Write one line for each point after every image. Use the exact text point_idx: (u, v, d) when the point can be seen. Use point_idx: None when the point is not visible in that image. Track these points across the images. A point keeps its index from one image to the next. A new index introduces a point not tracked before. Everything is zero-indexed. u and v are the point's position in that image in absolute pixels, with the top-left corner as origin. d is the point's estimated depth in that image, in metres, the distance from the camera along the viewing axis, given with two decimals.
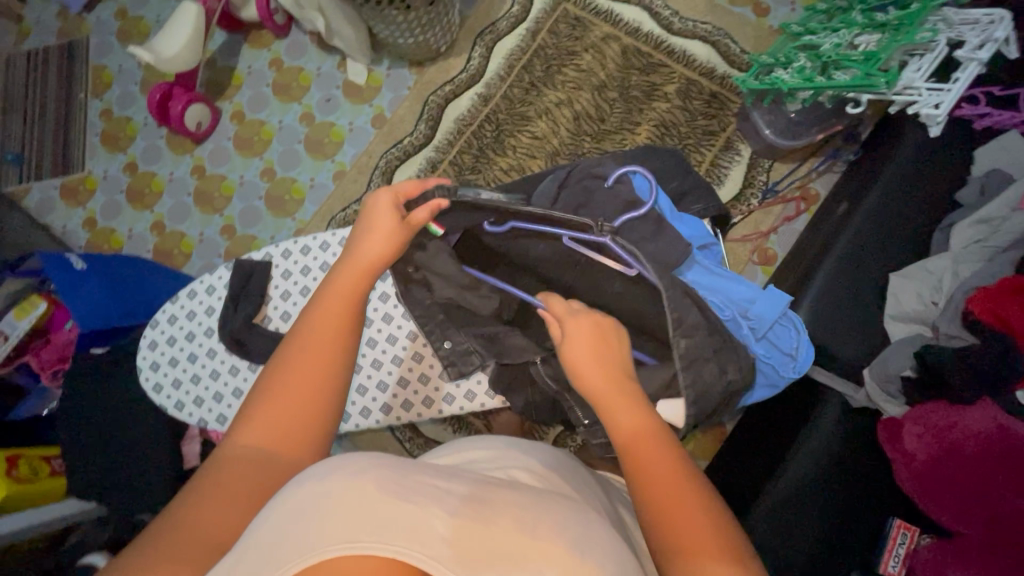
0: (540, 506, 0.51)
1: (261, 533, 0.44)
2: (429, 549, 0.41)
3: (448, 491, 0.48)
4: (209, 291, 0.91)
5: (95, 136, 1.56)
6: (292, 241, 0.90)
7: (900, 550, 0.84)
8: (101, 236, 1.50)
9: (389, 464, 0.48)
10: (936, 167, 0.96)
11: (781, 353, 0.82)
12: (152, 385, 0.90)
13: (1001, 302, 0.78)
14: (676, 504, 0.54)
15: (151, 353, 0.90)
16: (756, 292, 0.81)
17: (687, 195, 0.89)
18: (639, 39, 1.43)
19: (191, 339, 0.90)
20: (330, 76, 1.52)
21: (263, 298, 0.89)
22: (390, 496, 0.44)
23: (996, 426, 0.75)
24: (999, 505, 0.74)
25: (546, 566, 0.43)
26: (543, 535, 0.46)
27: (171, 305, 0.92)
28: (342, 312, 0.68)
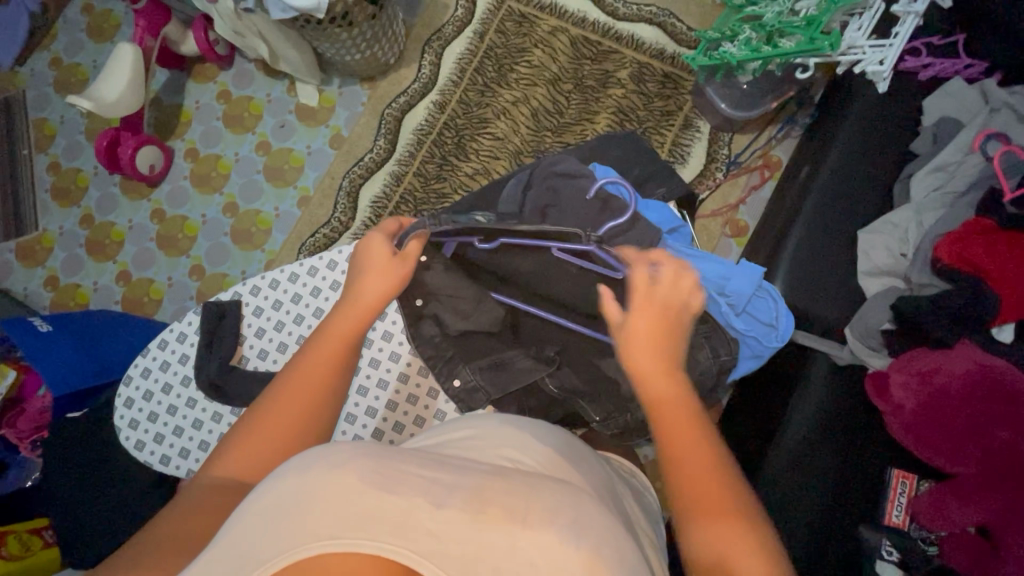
0: (530, 489, 0.52)
1: (245, 534, 0.46)
2: (413, 544, 0.44)
3: (436, 480, 0.50)
4: (180, 339, 0.89)
5: (45, 193, 1.51)
6: (260, 277, 0.88)
7: (902, 499, 0.85)
8: (65, 293, 1.45)
9: (373, 457, 0.50)
10: (889, 120, 0.98)
11: (762, 325, 0.82)
12: (134, 442, 0.87)
13: (966, 244, 0.82)
14: (699, 466, 0.59)
15: (129, 411, 0.87)
16: (730, 268, 0.81)
17: (651, 180, 0.89)
18: (587, 28, 1.43)
19: (168, 391, 0.88)
20: (282, 102, 1.49)
21: (238, 338, 0.87)
22: (371, 489, 0.47)
23: (976, 366, 0.78)
24: (991, 440, 0.75)
25: (531, 550, 0.46)
26: (532, 524, 0.47)
27: (142, 358, 0.89)
28: (336, 358, 0.72)
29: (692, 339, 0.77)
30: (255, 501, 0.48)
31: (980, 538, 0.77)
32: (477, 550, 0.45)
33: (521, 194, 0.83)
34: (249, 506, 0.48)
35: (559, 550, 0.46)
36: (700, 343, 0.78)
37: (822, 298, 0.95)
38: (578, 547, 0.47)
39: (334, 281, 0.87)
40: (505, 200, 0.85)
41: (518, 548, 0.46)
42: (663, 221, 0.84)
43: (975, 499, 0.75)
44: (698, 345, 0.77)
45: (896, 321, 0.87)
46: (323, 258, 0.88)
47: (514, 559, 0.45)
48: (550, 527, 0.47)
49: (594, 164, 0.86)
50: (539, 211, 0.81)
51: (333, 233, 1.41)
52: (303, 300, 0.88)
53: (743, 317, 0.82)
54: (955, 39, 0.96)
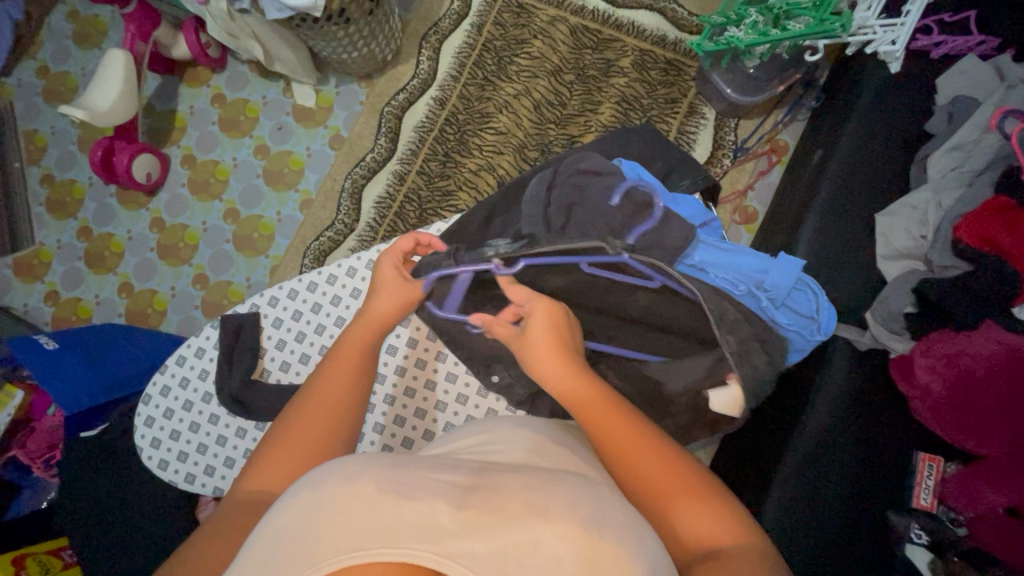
0: (548, 484, 0.51)
1: (268, 549, 0.45)
2: (438, 547, 0.43)
3: (449, 483, 0.49)
4: (199, 354, 0.87)
5: (40, 206, 1.48)
6: (277, 288, 0.87)
7: (930, 482, 0.84)
8: (67, 308, 1.43)
9: (388, 467, 0.49)
10: (903, 99, 0.97)
11: (803, 318, 0.81)
12: (158, 462, 0.86)
13: (987, 225, 0.81)
14: (640, 462, 0.60)
15: (149, 430, 0.86)
16: (767, 262, 0.80)
17: (672, 172, 0.88)
18: (586, 17, 1.41)
19: (189, 408, 0.86)
20: (278, 103, 1.46)
21: (258, 352, 0.85)
22: (392, 497, 0.46)
23: (1002, 347, 0.77)
24: (1019, 422, 0.76)
25: (559, 544, 0.44)
26: (555, 516, 0.46)
27: (161, 375, 0.87)
28: (351, 370, 0.71)
29: (745, 347, 0.75)
30: (277, 518, 0.47)
31: (1012, 521, 0.77)
32: (500, 547, 0.43)
33: (545, 195, 0.80)
34: (273, 522, 0.48)
35: (582, 540, 0.45)
36: (755, 347, 0.75)
37: (841, 285, 0.94)
38: (601, 536, 0.46)
39: (354, 289, 0.86)
40: (527, 201, 0.81)
41: (541, 541, 0.44)
42: (693, 213, 0.83)
43: (1004, 481, 0.75)
44: (753, 349, 0.75)
45: (919, 304, 0.86)
46: (335, 270, 0.86)
47: (538, 554, 0.44)
48: (572, 519, 0.46)
49: (620, 159, 0.84)
50: (564, 212, 0.79)
51: (338, 236, 1.39)
52: (322, 309, 0.86)
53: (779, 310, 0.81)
54: (966, 16, 0.95)
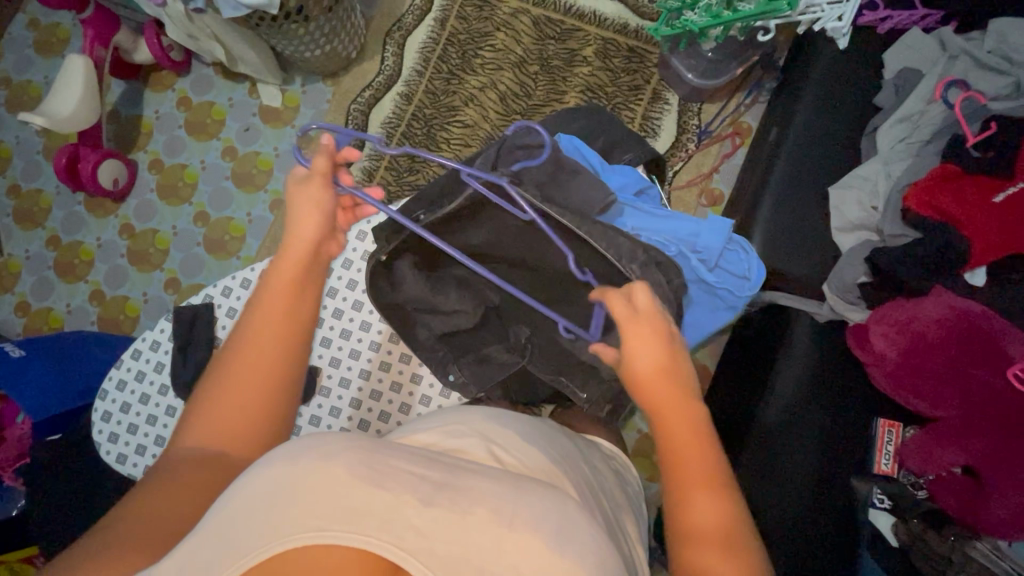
0: (516, 489, 0.52)
1: (230, 522, 0.45)
2: (401, 542, 0.44)
3: (421, 478, 0.50)
4: (154, 347, 0.87)
5: (8, 217, 1.46)
6: (230, 278, 0.87)
7: (890, 447, 0.87)
8: (38, 318, 1.42)
9: (359, 446, 0.50)
10: (853, 75, 0.98)
11: (735, 278, 0.83)
12: (116, 457, 0.86)
13: (934, 192, 0.83)
14: (693, 451, 0.61)
15: (107, 425, 0.86)
16: (699, 224, 0.82)
17: (615, 147, 0.89)
18: (549, 8, 1.42)
19: (146, 401, 0.86)
20: (244, 105, 1.46)
21: (213, 342, 0.85)
22: (361, 482, 0.46)
23: (952, 311, 0.79)
24: (971, 383, 0.77)
25: (522, 561, 0.46)
26: (519, 528, 0.47)
27: (116, 370, 0.87)
28: (264, 340, 0.66)
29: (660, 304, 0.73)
30: (247, 486, 0.48)
31: (964, 478, 0.79)
32: (461, 549, 0.45)
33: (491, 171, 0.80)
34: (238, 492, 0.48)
35: (544, 561, 0.46)
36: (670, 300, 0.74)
37: (800, 258, 0.95)
38: (563, 555, 0.46)
39: None
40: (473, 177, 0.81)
41: (504, 554, 0.46)
42: (629, 182, 0.85)
43: (959, 440, 0.76)
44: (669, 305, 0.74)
45: (873, 273, 0.87)
46: None
47: (499, 564, 0.45)
48: (536, 535, 0.47)
49: (560, 134, 0.86)
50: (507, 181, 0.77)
51: None
52: None
53: (715, 272, 0.83)
54: None
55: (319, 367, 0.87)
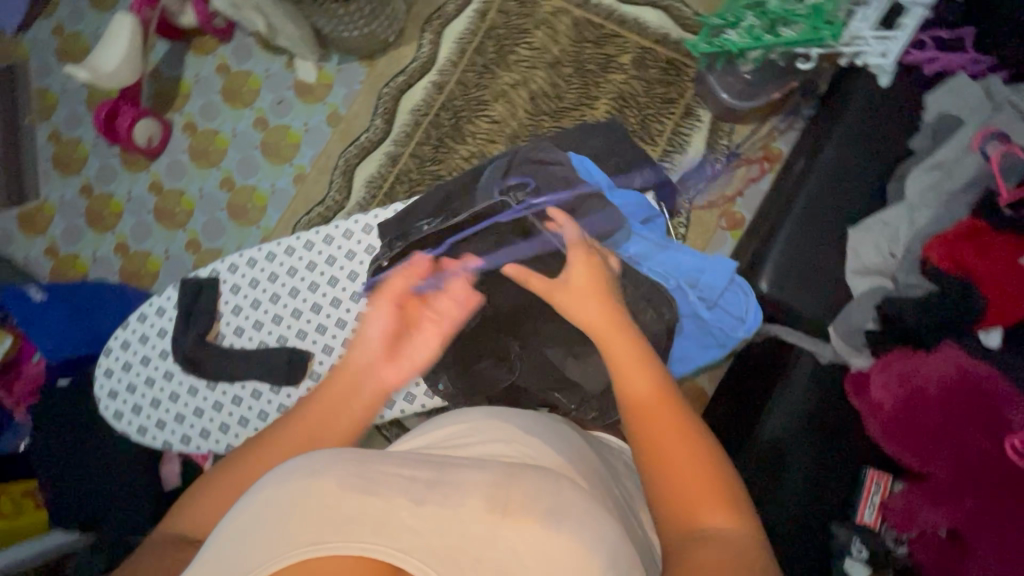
0: (512, 480, 0.54)
1: (231, 542, 0.46)
2: (396, 542, 0.46)
3: (407, 476, 0.52)
4: (159, 313, 0.91)
5: (47, 162, 1.52)
6: (238, 255, 0.90)
7: (875, 498, 0.85)
8: (65, 263, 1.48)
9: (352, 461, 0.51)
10: (890, 114, 0.95)
11: (731, 317, 0.83)
12: (113, 412, 0.91)
13: (957, 247, 0.81)
14: (682, 463, 0.59)
15: (108, 380, 0.90)
16: (704, 261, 0.83)
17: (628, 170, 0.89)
18: (591, 10, 1.40)
19: (146, 363, 0.90)
20: (280, 77, 1.48)
21: (214, 316, 0.88)
22: (352, 493, 0.48)
23: (958, 369, 0.76)
24: (966, 446, 0.75)
25: (518, 543, 0.48)
26: (517, 513, 0.50)
27: (122, 330, 0.92)
28: (335, 405, 0.67)
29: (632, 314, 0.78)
30: (242, 510, 0.49)
31: (949, 540, 0.76)
32: (452, 541, 0.47)
33: (501, 182, 0.85)
34: (237, 513, 0.49)
35: (544, 536, 0.49)
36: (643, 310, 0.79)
37: (808, 297, 0.93)
38: (558, 531, 0.49)
39: (310, 259, 0.88)
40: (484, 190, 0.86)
41: (500, 539, 0.48)
42: (637, 210, 0.85)
43: (945, 501, 0.75)
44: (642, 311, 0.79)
45: (880, 321, 0.86)
46: (293, 241, 0.89)
47: (496, 549, 0.48)
48: (535, 522, 0.49)
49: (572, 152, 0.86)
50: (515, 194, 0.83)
51: (328, 212, 1.42)
52: (279, 278, 0.89)
53: (713, 310, 0.83)
54: (963, 33, 0.93)
55: (312, 352, 0.88)
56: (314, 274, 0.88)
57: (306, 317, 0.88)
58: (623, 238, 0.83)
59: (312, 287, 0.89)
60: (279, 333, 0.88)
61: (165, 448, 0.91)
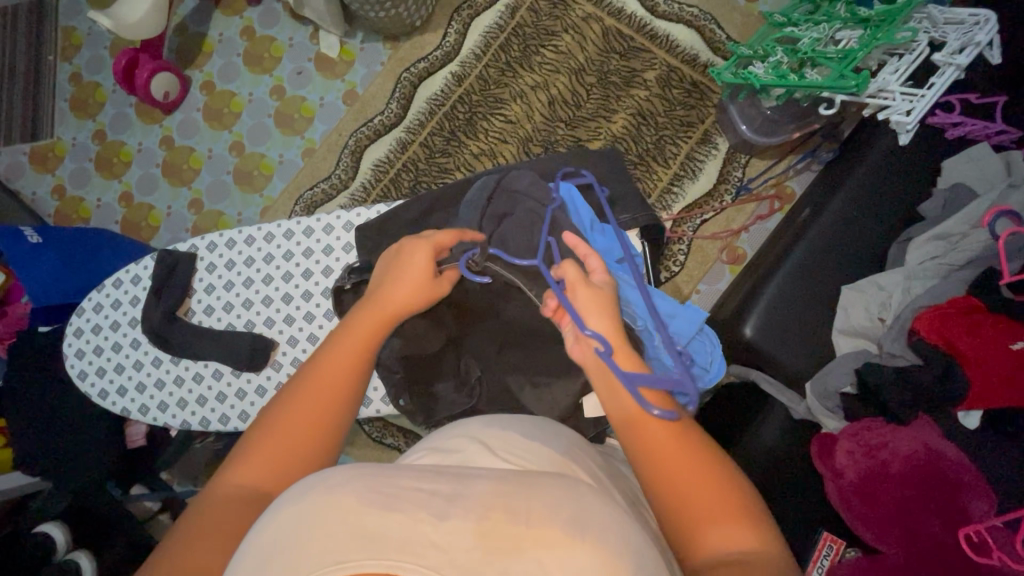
0: (526, 486, 0.48)
1: (259, 561, 0.42)
2: (425, 559, 0.40)
3: (432, 492, 0.46)
4: (134, 281, 0.94)
5: (64, 102, 1.53)
6: (218, 235, 0.93)
7: (825, 562, 0.82)
8: (70, 205, 1.49)
9: (369, 476, 0.47)
10: (903, 175, 0.93)
11: (695, 368, 0.81)
12: (78, 371, 0.95)
13: (948, 324, 0.78)
14: (697, 489, 0.57)
15: (77, 340, 0.95)
16: (676, 308, 0.81)
17: (617, 203, 0.88)
18: (622, 21, 1.37)
19: (116, 328, 0.94)
20: (303, 48, 1.47)
21: (187, 291, 0.91)
22: (373, 508, 0.43)
23: (924, 448, 0.76)
24: (918, 527, 0.74)
25: (541, 553, 0.41)
26: (535, 521, 0.43)
27: (98, 293, 0.95)
28: (358, 366, 0.69)
29: None
30: (271, 527, 0.45)
31: None
32: (479, 558, 0.41)
33: (483, 201, 0.83)
34: (269, 527, 0.45)
35: (566, 548, 0.42)
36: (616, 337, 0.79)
37: (786, 350, 0.92)
38: (583, 537, 0.43)
39: (287, 249, 0.90)
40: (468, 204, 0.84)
41: (524, 549, 0.41)
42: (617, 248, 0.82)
43: None
44: None
45: (858, 386, 0.84)
46: (271, 229, 0.91)
47: (523, 560, 0.41)
48: (554, 526, 0.43)
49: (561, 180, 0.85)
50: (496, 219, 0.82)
51: (332, 190, 1.41)
52: (254, 263, 0.91)
53: (678, 358, 0.81)
54: (994, 101, 0.89)
55: (276, 341, 0.90)
56: (289, 264, 0.90)
57: (276, 306, 0.90)
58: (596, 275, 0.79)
59: (286, 277, 0.91)
60: (248, 317, 0.91)
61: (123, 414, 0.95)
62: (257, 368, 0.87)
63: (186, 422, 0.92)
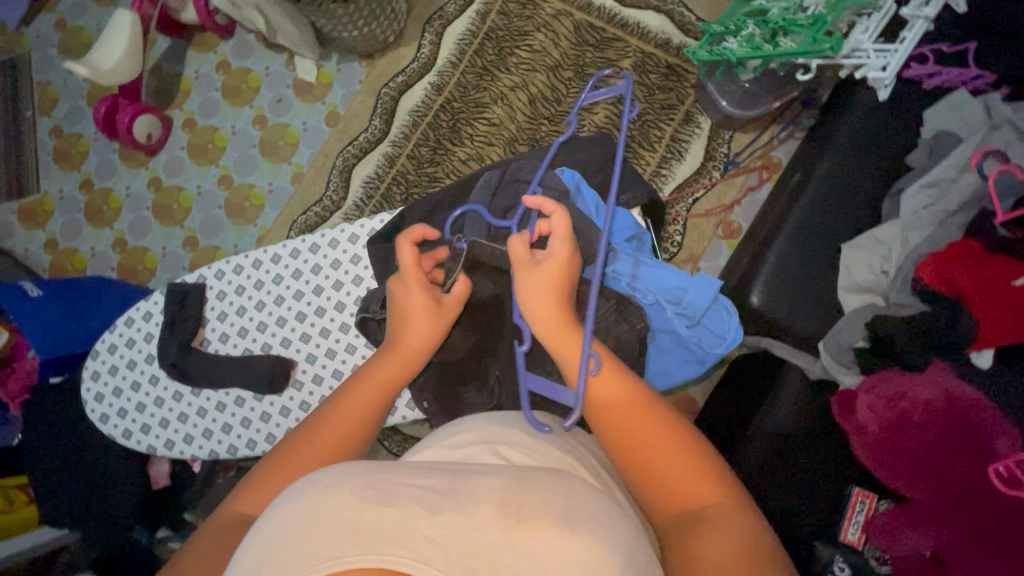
0: (521, 482, 0.50)
1: (256, 558, 0.43)
2: (417, 552, 0.41)
3: (426, 488, 0.47)
4: (146, 317, 0.94)
5: (47, 156, 1.53)
6: (224, 261, 0.93)
7: (859, 518, 0.83)
8: (64, 257, 1.49)
9: (364, 475, 0.48)
10: (886, 130, 0.94)
11: (712, 335, 0.84)
12: (99, 414, 0.95)
13: (949, 268, 0.79)
14: (678, 480, 0.60)
15: (95, 383, 0.95)
16: (687, 279, 0.81)
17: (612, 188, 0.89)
18: (592, 13, 1.39)
19: (132, 366, 0.94)
20: (280, 76, 1.48)
21: (200, 321, 0.91)
22: (369, 505, 0.44)
23: (944, 394, 0.76)
24: (949, 473, 0.74)
25: (536, 548, 0.43)
26: (530, 516, 0.45)
27: (110, 334, 0.95)
28: (373, 406, 0.70)
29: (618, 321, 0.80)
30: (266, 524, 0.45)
31: (931, 561, 0.74)
32: (474, 549, 0.42)
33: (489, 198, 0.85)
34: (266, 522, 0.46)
35: (558, 539, 0.44)
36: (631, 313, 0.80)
37: (795, 314, 0.94)
38: (573, 532, 0.45)
39: (297, 268, 0.91)
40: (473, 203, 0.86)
41: (517, 545, 0.43)
42: (623, 227, 0.85)
43: (930, 526, 0.72)
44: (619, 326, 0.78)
45: (869, 339, 0.86)
46: (281, 250, 0.91)
47: (515, 556, 0.42)
48: (549, 523, 0.45)
49: (564, 167, 0.88)
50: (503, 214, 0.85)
51: (325, 212, 1.42)
52: (264, 286, 0.91)
53: (696, 328, 0.83)
54: (966, 47, 0.91)
55: (295, 360, 0.90)
56: (299, 282, 0.91)
57: (290, 325, 0.90)
58: (608, 256, 0.82)
59: (298, 295, 0.91)
60: (264, 340, 0.91)
61: (149, 451, 0.94)
62: (279, 388, 0.87)
63: (213, 452, 0.92)
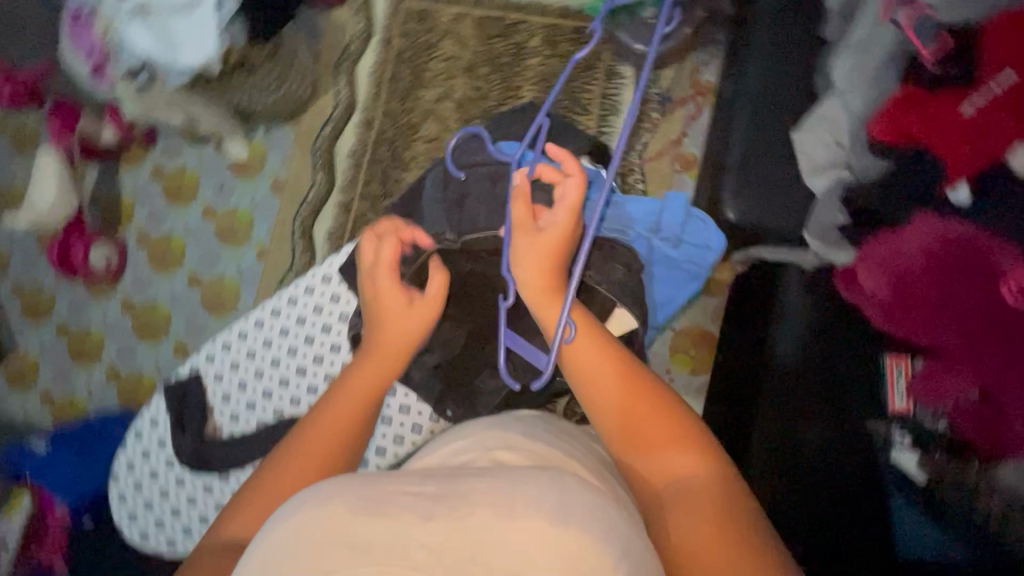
0: (513, 480, 0.54)
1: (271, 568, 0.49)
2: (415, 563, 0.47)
3: (419, 495, 0.52)
4: (154, 424, 0.96)
5: (15, 315, 1.51)
6: (211, 344, 0.95)
7: (901, 383, 0.82)
8: (62, 407, 1.47)
9: (356, 487, 0.52)
10: (796, 14, 0.96)
11: None
12: (138, 533, 0.95)
13: (901, 119, 0.83)
14: (651, 436, 0.71)
15: (125, 504, 0.95)
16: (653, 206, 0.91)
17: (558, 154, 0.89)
18: (488, 6, 1.41)
19: (156, 476, 0.95)
20: (214, 164, 1.48)
21: (207, 409, 0.94)
22: (362, 516, 0.49)
23: (938, 238, 0.78)
24: (966, 309, 0.76)
25: (528, 547, 0.48)
26: (520, 512, 0.50)
27: (126, 450, 0.97)
28: (361, 409, 0.78)
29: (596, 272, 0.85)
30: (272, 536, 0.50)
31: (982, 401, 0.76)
32: (466, 549, 0.48)
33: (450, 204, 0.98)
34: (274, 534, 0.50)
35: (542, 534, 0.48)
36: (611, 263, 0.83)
37: (778, 214, 0.92)
38: (566, 527, 0.49)
39: (281, 327, 0.94)
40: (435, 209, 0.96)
41: (506, 541, 0.48)
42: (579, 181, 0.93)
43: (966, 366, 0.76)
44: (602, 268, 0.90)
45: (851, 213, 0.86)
46: (263, 313, 0.95)
47: (507, 552, 0.48)
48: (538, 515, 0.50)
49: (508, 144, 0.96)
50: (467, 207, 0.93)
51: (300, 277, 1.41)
52: (257, 353, 0.94)
53: None
54: None
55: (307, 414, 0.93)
56: (288, 339, 0.94)
57: (294, 383, 0.93)
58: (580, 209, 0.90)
59: (291, 352, 0.94)
60: (273, 405, 0.93)
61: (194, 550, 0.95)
62: None
63: None
